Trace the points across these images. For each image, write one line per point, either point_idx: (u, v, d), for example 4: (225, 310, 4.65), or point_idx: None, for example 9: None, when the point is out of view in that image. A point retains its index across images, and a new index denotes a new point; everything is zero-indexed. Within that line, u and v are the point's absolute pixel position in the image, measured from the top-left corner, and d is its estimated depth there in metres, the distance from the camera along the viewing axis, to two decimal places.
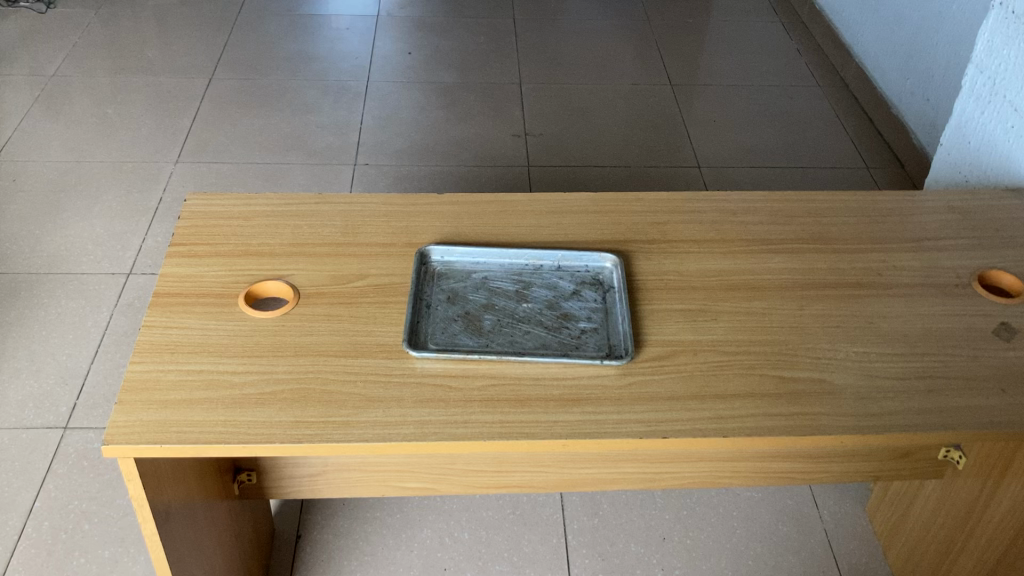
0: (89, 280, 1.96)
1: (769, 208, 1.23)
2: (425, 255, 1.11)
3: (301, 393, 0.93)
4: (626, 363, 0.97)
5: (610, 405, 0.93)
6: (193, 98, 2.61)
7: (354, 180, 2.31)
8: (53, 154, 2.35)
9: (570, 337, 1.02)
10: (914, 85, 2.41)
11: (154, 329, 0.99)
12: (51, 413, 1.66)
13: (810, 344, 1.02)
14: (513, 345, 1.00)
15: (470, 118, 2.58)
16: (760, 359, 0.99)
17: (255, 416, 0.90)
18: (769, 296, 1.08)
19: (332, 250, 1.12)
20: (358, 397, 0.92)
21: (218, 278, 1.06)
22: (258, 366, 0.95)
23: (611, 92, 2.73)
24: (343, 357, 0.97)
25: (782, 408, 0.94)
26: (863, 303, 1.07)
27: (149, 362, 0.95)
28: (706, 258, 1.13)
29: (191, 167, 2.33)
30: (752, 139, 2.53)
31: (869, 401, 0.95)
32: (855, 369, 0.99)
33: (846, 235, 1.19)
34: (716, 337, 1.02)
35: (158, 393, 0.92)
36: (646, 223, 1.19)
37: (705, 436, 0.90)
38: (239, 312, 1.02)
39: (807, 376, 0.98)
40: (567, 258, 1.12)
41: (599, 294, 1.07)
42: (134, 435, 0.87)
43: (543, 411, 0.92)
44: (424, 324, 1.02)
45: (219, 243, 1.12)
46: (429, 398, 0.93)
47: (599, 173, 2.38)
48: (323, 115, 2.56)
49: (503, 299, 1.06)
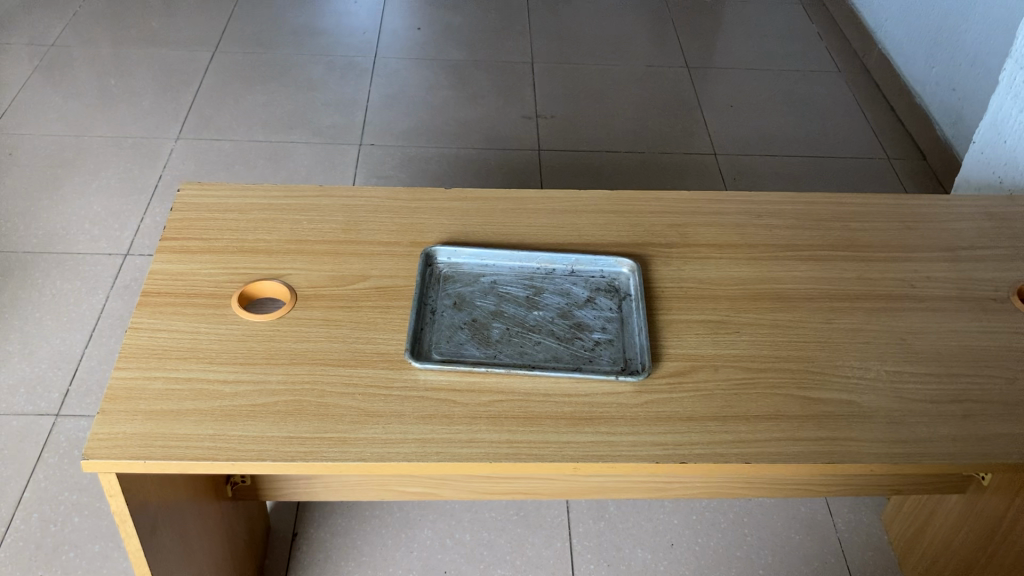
0: (87, 260, 1.90)
1: (795, 210, 1.17)
2: (430, 255, 1.05)
3: (296, 406, 0.87)
4: (642, 379, 0.91)
5: (625, 425, 0.87)
6: (196, 71, 2.54)
7: (359, 160, 2.24)
8: (52, 127, 2.28)
9: (583, 350, 0.96)
10: (939, 74, 2.33)
11: (141, 332, 0.93)
12: (43, 400, 1.61)
13: (839, 361, 0.95)
14: (523, 357, 0.94)
15: (480, 98, 2.50)
16: (787, 379, 0.93)
17: (246, 430, 0.84)
18: (795, 308, 1.01)
19: (331, 248, 1.05)
20: (357, 411, 0.87)
21: (210, 277, 1.00)
22: (252, 375, 0.89)
23: (625, 74, 2.65)
24: (341, 366, 0.91)
25: (809, 432, 0.88)
26: (894, 317, 1.01)
27: (136, 369, 0.89)
28: (727, 265, 1.07)
29: (192, 144, 2.26)
30: (771, 127, 2.45)
31: (902, 427, 0.89)
32: (888, 390, 0.92)
33: (877, 241, 1.12)
34: (739, 353, 0.95)
35: (144, 403, 0.86)
36: (666, 225, 1.13)
37: (727, 463, 0.84)
38: (232, 315, 0.96)
39: (835, 397, 0.91)
40: (581, 262, 1.06)
41: (614, 302, 1.01)
42: (116, 450, 0.81)
43: (554, 431, 0.86)
44: (428, 332, 0.96)
45: (214, 238, 1.06)
46: (432, 413, 0.87)
47: (612, 158, 2.30)
48: (328, 92, 2.49)
49: (513, 306, 1.00)
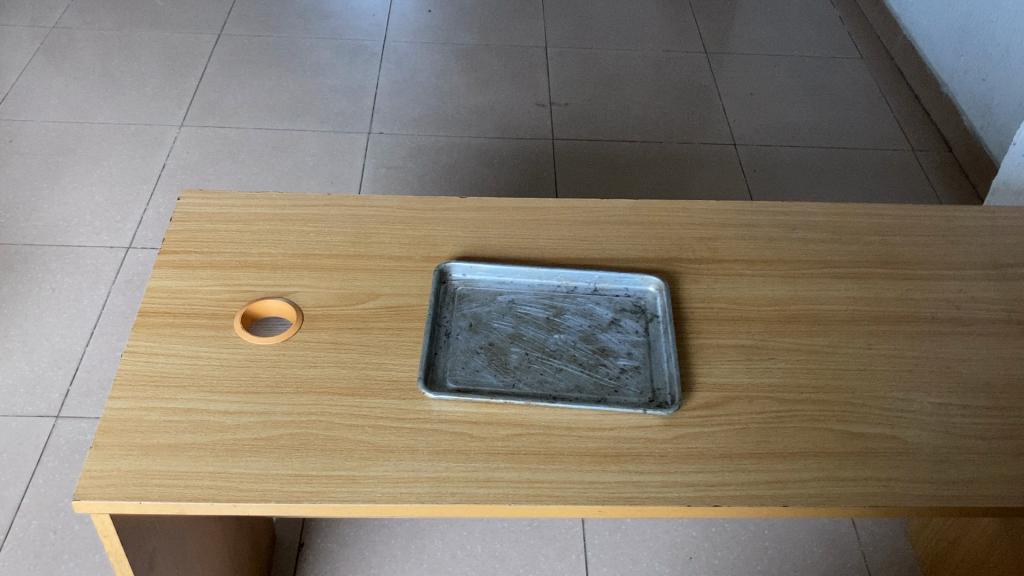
0: (88, 254, 1.85)
1: (830, 222, 1.10)
2: (444, 272, 0.99)
3: (302, 441, 0.81)
4: (672, 413, 0.85)
5: (654, 463, 0.81)
6: (201, 54, 2.47)
7: (367, 150, 2.17)
8: (54, 113, 2.22)
9: (607, 378, 0.90)
10: (967, 64, 2.24)
11: (138, 357, 0.87)
12: (42, 401, 1.56)
13: (881, 392, 0.89)
14: (543, 387, 0.88)
15: (493, 84, 2.43)
16: (826, 412, 0.87)
17: (249, 467, 0.79)
18: (834, 332, 0.95)
19: (339, 262, 0.99)
20: (366, 446, 0.81)
21: (211, 295, 0.94)
22: (255, 405, 0.84)
23: (641, 60, 2.57)
24: (350, 395, 0.85)
25: (850, 471, 0.82)
26: (938, 342, 0.95)
27: (131, 398, 0.84)
28: (760, 283, 1.01)
29: (197, 131, 2.20)
30: (793, 117, 2.37)
31: (951, 466, 0.83)
32: (933, 425, 0.86)
33: (917, 257, 1.06)
34: (774, 383, 0.89)
35: (140, 436, 0.80)
36: (693, 238, 1.06)
37: (762, 506, 0.79)
38: (234, 338, 0.90)
39: (878, 433, 0.85)
40: (605, 279, 0.99)
41: (640, 325, 0.95)
42: (110, 489, 0.76)
43: (577, 469, 0.80)
44: (442, 358, 0.90)
45: (216, 252, 1.00)
46: (446, 449, 0.81)
47: (628, 148, 2.23)
48: (337, 77, 2.42)
49: (532, 329, 0.94)
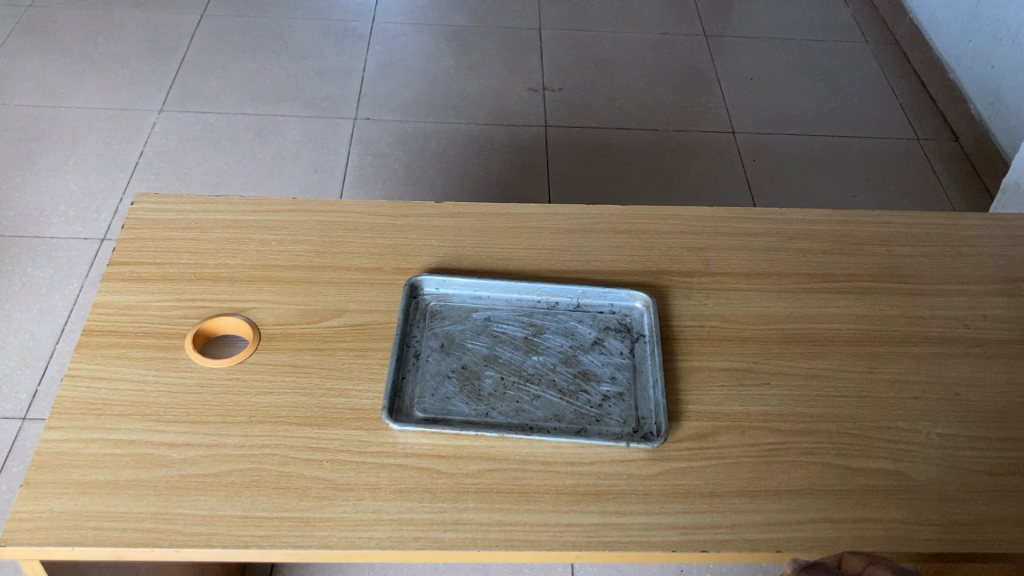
0: (60, 246, 1.77)
1: (832, 231, 1.03)
2: (415, 286, 0.92)
3: (253, 477, 0.74)
4: (657, 446, 0.79)
5: (637, 503, 0.74)
6: (184, 36, 2.39)
7: (353, 136, 2.09)
8: (28, 96, 2.14)
9: (589, 406, 0.83)
10: (975, 50, 2.15)
11: (78, 382, 0.80)
12: (9, 401, 1.48)
13: (884, 421, 0.82)
14: (518, 416, 0.81)
15: (484, 67, 2.34)
16: (824, 445, 0.80)
17: (194, 507, 0.72)
18: (834, 354, 0.88)
19: (303, 275, 0.92)
20: (324, 483, 0.74)
21: (162, 311, 0.87)
22: (204, 437, 0.77)
23: (639, 43, 2.48)
24: (307, 425, 0.78)
25: (849, 512, 0.75)
26: (945, 367, 0.88)
27: (69, 428, 0.77)
28: (755, 299, 0.94)
29: (176, 117, 2.12)
30: (794, 104, 2.29)
31: (959, 507, 0.76)
32: (941, 459, 0.79)
33: (924, 270, 0.99)
34: (769, 411, 0.82)
35: (77, 472, 0.74)
36: (685, 249, 0.99)
37: (753, 552, 0.72)
38: (185, 360, 0.83)
39: (880, 467, 0.78)
40: (589, 295, 0.93)
41: (625, 346, 0.88)
42: (39, 533, 0.70)
43: (552, 511, 0.73)
44: (409, 384, 0.83)
45: (169, 264, 0.92)
46: (411, 487, 0.74)
47: (623, 136, 2.15)
48: (322, 60, 2.34)
49: (509, 350, 0.87)
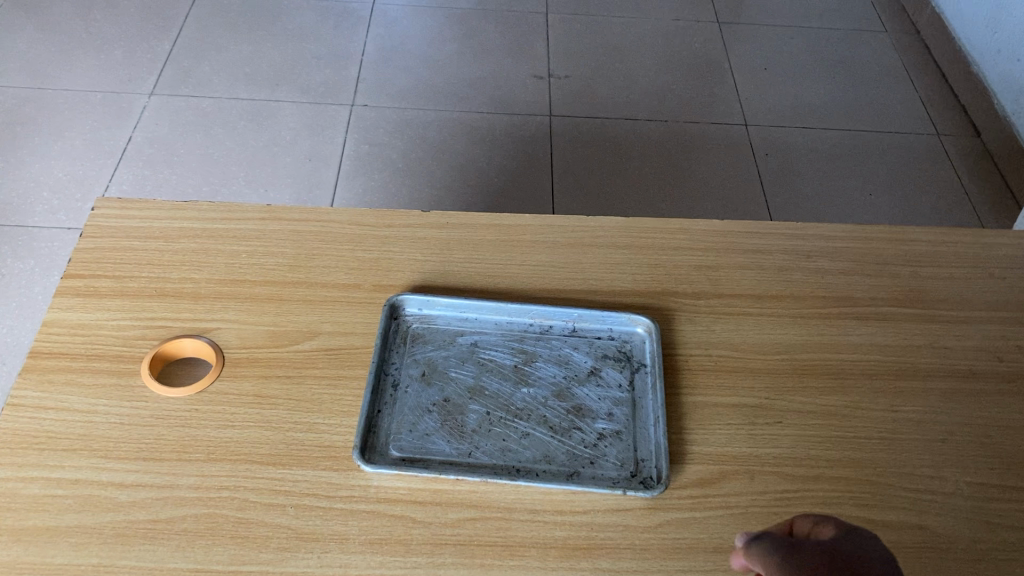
0: (42, 236, 1.69)
1: (851, 249, 0.95)
2: (396, 307, 0.84)
3: (208, 524, 0.67)
4: (658, 493, 0.71)
5: (633, 560, 0.67)
6: (177, 16, 2.30)
7: (349, 124, 2.01)
8: (12, 77, 2.05)
9: (583, 446, 0.75)
10: (999, 41, 2.05)
11: (22, 411, 0.73)
12: None
13: (908, 467, 0.74)
14: (504, 457, 0.74)
15: (488, 53, 2.25)
16: (843, 494, 0.72)
17: (141, 559, 0.64)
18: (854, 389, 0.80)
19: (274, 291, 0.85)
20: (286, 532, 0.66)
21: (119, 332, 0.80)
22: (156, 477, 0.69)
23: (649, 29, 2.39)
24: (271, 465, 0.71)
25: None
26: (975, 406, 0.80)
27: (8, 466, 0.69)
28: (768, 326, 0.86)
29: (167, 101, 2.03)
30: (810, 95, 2.19)
31: (990, 568, 0.68)
32: (971, 512, 0.72)
33: (951, 294, 0.91)
34: (782, 453, 0.75)
35: (13, 516, 0.66)
36: (692, 267, 0.91)
37: None
38: (140, 388, 0.76)
39: (905, 520, 0.70)
40: (586, 319, 0.85)
41: (624, 377, 0.81)
42: None
43: (539, 568, 0.66)
44: (385, 419, 0.76)
45: (129, 278, 0.85)
46: (383, 538, 0.67)
47: (631, 128, 2.06)
48: (320, 43, 2.24)
49: (497, 380, 0.80)
